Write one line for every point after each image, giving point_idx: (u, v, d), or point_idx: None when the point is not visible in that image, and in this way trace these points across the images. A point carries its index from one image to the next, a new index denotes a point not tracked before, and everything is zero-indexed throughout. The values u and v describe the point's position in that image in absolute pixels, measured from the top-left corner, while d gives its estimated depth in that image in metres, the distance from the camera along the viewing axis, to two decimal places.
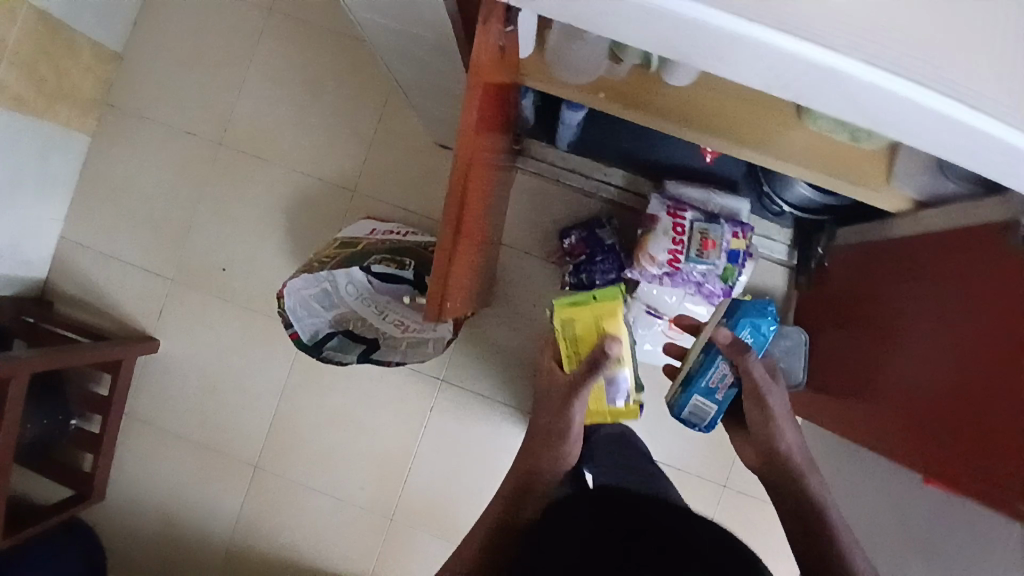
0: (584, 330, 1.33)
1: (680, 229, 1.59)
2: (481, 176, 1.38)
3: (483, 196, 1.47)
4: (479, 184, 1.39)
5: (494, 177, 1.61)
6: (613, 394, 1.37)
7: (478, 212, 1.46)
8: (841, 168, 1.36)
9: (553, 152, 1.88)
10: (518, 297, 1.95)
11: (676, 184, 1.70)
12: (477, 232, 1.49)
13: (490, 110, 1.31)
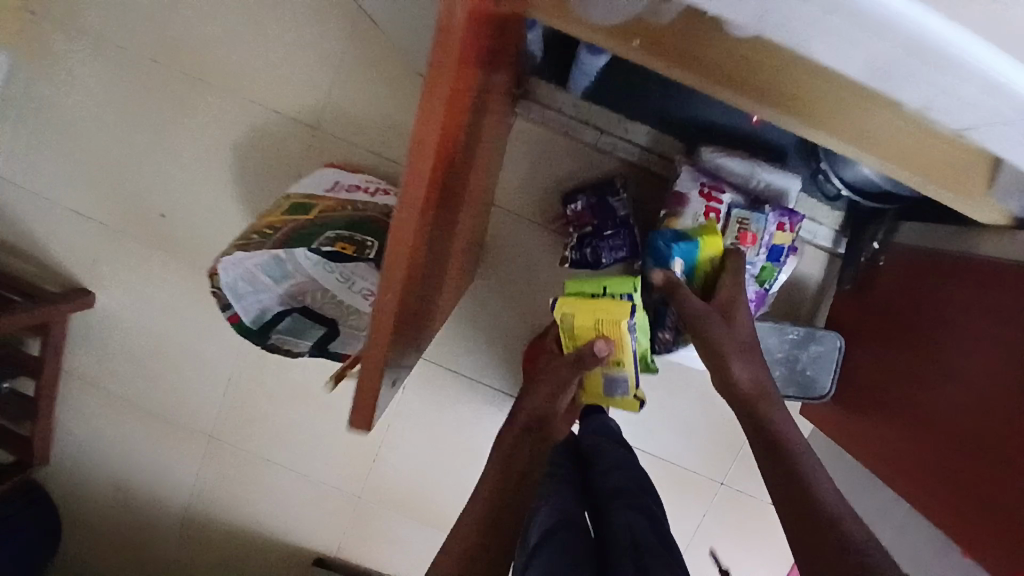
0: (585, 331, 1.29)
1: (713, 215, 1.29)
2: (452, 169, 1.02)
3: (454, 186, 1.11)
4: (450, 180, 1.02)
5: (477, 149, 1.25)
6: (609, 384, 1.37)
7: (448, 207, 1.11)
8: (924, 164, 1.05)
9: (562, 97, 1.50)
10: (509, 268, 1.65)
11: (714, 152, 1.36)
12: (445, 232, 1.14)
13: (467, 78, 0.93)
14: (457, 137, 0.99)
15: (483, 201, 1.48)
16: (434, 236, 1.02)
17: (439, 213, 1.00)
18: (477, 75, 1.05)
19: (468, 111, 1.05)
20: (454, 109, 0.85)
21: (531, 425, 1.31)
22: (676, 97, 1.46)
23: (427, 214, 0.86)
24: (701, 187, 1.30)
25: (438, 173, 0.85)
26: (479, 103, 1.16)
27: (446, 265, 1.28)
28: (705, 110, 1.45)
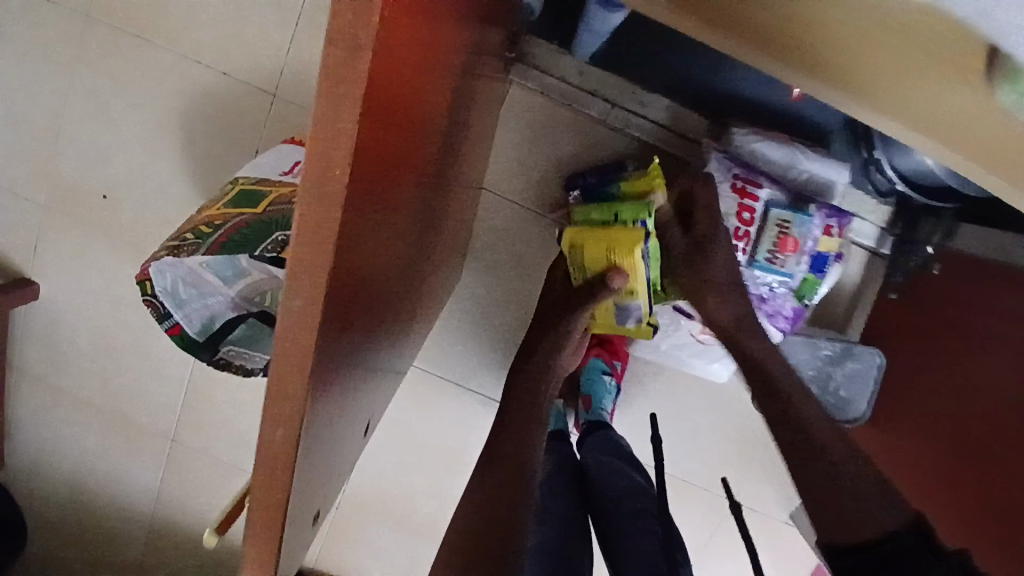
0: (595, 260, 1.08)
1: (747, 215, 1.08)
2: (404, 196, 0.68)
3: (412, 208, 0.78)
4: (402, 211, 0.69)
5: (448, 148, 0.92)
6: (622, 317, 1.17)
7: (404, 239, 0.78)
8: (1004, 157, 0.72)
9: (566, 60, 1.24)
10: (498, 261, 1.42)
11: (750, 134, 1.12)
12: (401, 268, 0.83)
13: (416, 63, 0.57)
14: (411, 152, 0.64)
15: (472, 184, 1.23)
16: (380, 290, 0.71)
17: (386, 263, 0.68)
18: (457, 33, 0.81)
19: (447, 82, 0.81)
20: (389, 133, 0.50)
21: (537, 379, 1.09)
22: (704, 60, 1.21)
23: (349, 305, 0.53)
24: (733, 180, 1.08)
25: (363, 241, 0.51)
26: (462, 66, 0.91)
27: (409, 296, 0.98)
28: (735, 79, 1.21)
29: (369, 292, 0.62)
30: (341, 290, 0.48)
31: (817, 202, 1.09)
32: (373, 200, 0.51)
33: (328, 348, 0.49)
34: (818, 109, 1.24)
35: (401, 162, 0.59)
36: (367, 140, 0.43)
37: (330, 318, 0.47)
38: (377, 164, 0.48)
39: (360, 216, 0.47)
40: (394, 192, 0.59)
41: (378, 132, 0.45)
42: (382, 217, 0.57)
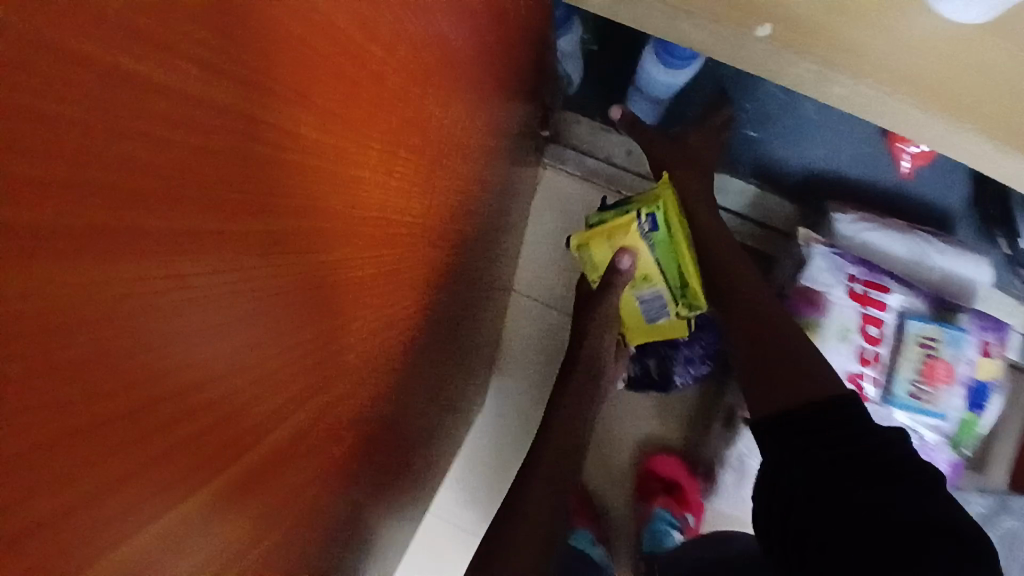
0: (601, 254, 0.81)
1: (874, 333, 0.79)
2: (377, 300, 0.47)
3: (409, 312, 0.56)
4: (379, 312, 0.48)
5: (458, 239, 0.66)
6: (650, 313, 0.84)
7: (398, 350, 0.56)
8: None
9: (609, 139, 1.01)
10: (530, 381, 1.09)
11: (859, 221, 0.84)
12: (394, 399, 0.59)
13: (347, 135, 0.36)
14: (376, 241, 0.43)
15: (499, 287, 0.98)
16: (348, 421, 0.50)
17: (351, 388, 0.48)
18: (457, 84, 0.55)
19: (440, 156, 0.54)
20: (274, 225, 0.31)
21: (580, 396, 0.86)
22: (783, 127, 0.94)
23: (300, 422, 0.41)
24: (851, 281, 0.80)
25: (233, 380, 0.31)
26: (475, 142, 0.66)
27: (416, 427, 0.72)
28: (824, 150, 0.94)
29: (307, 429, 0.42)
30: (150, 478, 0.28)
31: (963, 308, 0.81)
32: (248, 320, 0.30)
33: (246, 487, 0.37)
34: (943, 186, 0.94)
35: (344, 259, 0.39)
36: (154, 255, 0.23)
37: (231, 458, 0.34)
38: (240, 272, 0.29)
39: (189, 360, 0.27)
40: (337, 298, 0.40)
41: (213, 232, 0.26)
42: (303, 333, 0.37)
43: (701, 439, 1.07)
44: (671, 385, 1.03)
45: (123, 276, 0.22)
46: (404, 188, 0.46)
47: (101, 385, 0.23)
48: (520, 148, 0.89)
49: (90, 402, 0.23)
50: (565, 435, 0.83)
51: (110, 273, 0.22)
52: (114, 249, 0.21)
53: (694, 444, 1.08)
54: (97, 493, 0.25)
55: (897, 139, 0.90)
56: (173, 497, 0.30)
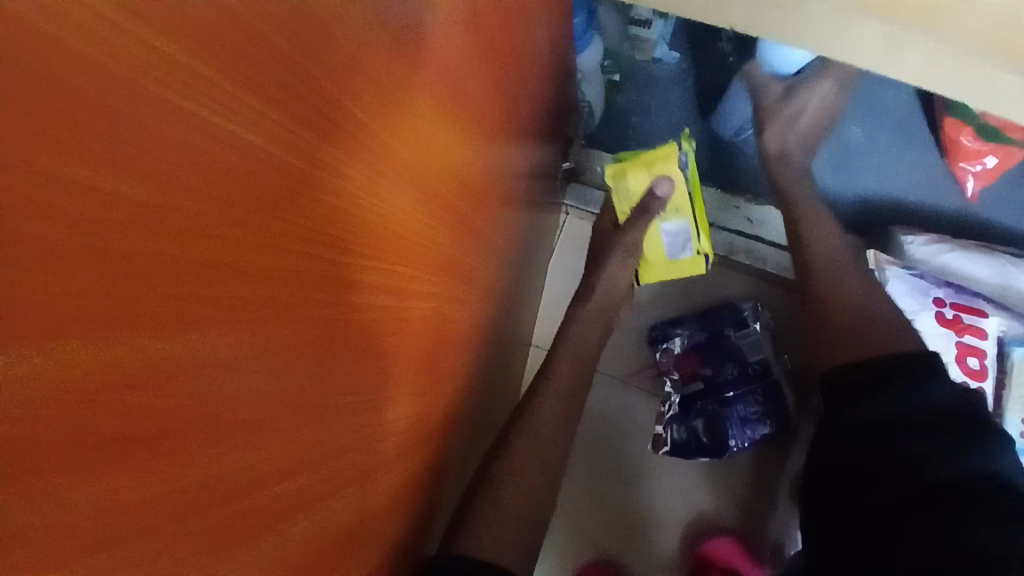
0: (640, 184, 0.77)
1: (977, 369, 0.67)
2: (384, 314, 0.39)
3: (417, 341, 0.46)
4: (387, 329, 0.40)
5: (475, 262, 0.56)
6: (675, 246, 0.81)
7: (406, 390, 0.45)
8: None
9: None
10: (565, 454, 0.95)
11: (932, 243, 0.74)
12: (399, 458, 0.46)
13: (329, 83, 0.28)
14: (376, 237, 0.36)
15: (522, 342, 0.86)
16: (345, 469, 0.38)
17: (354, 416, 0.38)
18: (474, 68, 0.48)
19: (450, 149, 0.46)
20: (289, 165, 0.27)
21: (580, 345, 0.76)
22: (833, 150, 0.87)
23: (303, 412, 0.32)
24: (939, 306, 0.69)
25: (242, 333, 0.26)
26: (495, 150, 0.57)
27: (440, 501, 0.57)
28: (876, 175, 0.86)
29: (303, 453, 0.33)
30: (154, 427, 0.22)
31: None
32: (254, 262, 0.26)
33: (242, 505, 0.29)
34: (1015, 205, 0.84)
35: (348, 246, 0.33)
36: (163, 132, 0.20)
37: (234, 446, 0.27)
38: (251, 201, 0.25)
39: (197, 284, 0.23)
40: (338, 290, 0.33)
41: (229, 144, 0.23)
42: (305, 313, 0.30)
43: (763, 519, 0.90)
44: (726, 450, 0.88)
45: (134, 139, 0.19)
46: (406, 182, 0.39)
47: (112, 266, 0.19)
48: (546, 181, 0.80)
49: (95, 284, 0.18)
50: (560, 396, 0.70)
51: (78, 98, 0.17)
52: (92, 97, 0.17)
53: (755, 524, 0.90)
54: (88, 426, 0.19)
55: (959, 158, 0.80)
56: (169, 475, 0.23)
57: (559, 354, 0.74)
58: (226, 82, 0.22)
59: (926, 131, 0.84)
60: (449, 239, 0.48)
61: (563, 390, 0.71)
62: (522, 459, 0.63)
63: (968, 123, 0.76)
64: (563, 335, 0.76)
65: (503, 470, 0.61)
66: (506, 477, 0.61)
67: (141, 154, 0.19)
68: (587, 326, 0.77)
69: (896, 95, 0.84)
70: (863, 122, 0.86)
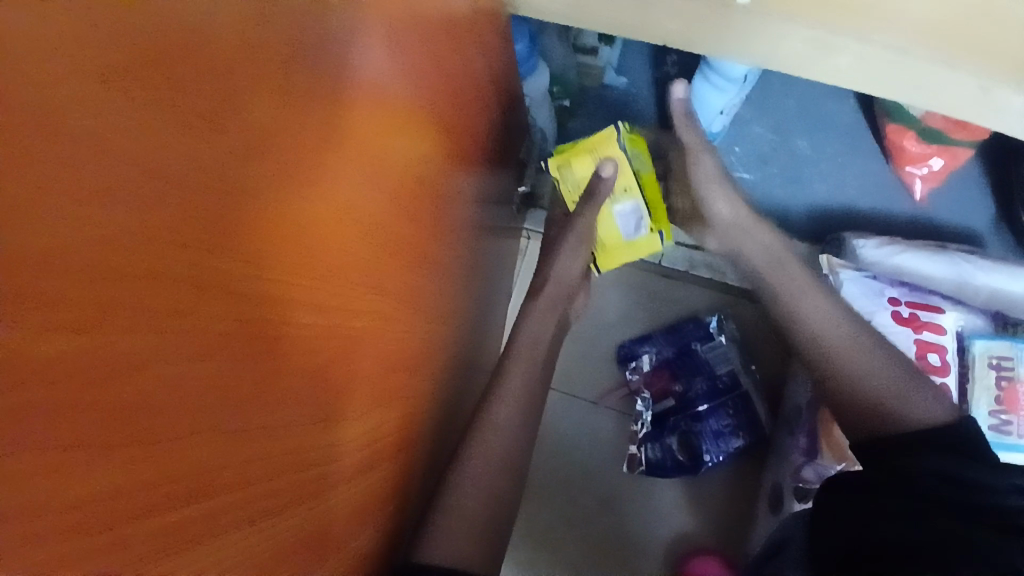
0: (586, 170, 0.79)
1: (940, 365, 0.67)
2: (332, 330, 0.38)
3: (365, 368, 0.44)
4: (331, 349, 0.38)
5: (431, 284, 0.55)
6: (629, 227, 0.81)
7: (353, 415, 0.43)
8: None
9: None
10: (538, 481, 0.92)
11: (884, 245, 0.76)
12: (343, 488, 0.44)
13: (239, 100, 0.27)
14: (312, 259, 0.35)
15: (488, 368, 0.84)
16: (290, 490, 0.37)
17: (301, 434, 0.37)
18: (423, 89, 0.48)
19: (399, 170, 0.45)
20: (223, 189, 0.27)
21: (533, 350, 0.74)
22: (783, 161, 0.89)
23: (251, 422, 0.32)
24: (894, 305, 0.70)
25: (186, 362, 0.26)
26: (449, 171, 0.57)
27: (392, 536, 0.54)
28: (826, 185, 0.89)
29: (253, 471, 0.33)
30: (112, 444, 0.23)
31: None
32: (192, 289, 0.26)
33: (197, 532, 0.29)
34: (961, 208, 0.88)
35: (293, 264, 0.33)
36: (84, 167, 0.20)
37: (184, 475, 0.27)
38: (196, 232, 0.25)
39: (136, 318, 0.23)
40: (287, 305, 0.33)
41: (161, 173, 0.23)
42: (248, 335, 0.30)
43: (742, 532, 0.88)
44: (702, 466, 0.87)
45: (57, 178, 0.19)
46: (348, 204, 0.38)
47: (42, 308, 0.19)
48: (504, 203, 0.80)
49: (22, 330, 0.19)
50: (516, 408, 0.67)
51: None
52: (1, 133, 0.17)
53: (736, 539, 0.88)
54: (28, 471, 0.20)
55: (905, 162, 0.84)
56: (117, 513, 0.23)
57: (510, 358, 0.72)
58: (118, 100, 0.21)
59: (871, 142, 0.89)
60: (400, 261, 0.47)
61: (523, 402, 0.68)
62: (482, 482, 0.61)
63: (911, 127, 0.80)
64: (516, 338, 0.74)
65: (463, 501, 0.59)
66: (463, 505, 0.59)
67: (64, 191, 0.19)
68: (545, 334, 0.77)
69: (840, 108, 0.89)
70: (809, 133, 0.89)
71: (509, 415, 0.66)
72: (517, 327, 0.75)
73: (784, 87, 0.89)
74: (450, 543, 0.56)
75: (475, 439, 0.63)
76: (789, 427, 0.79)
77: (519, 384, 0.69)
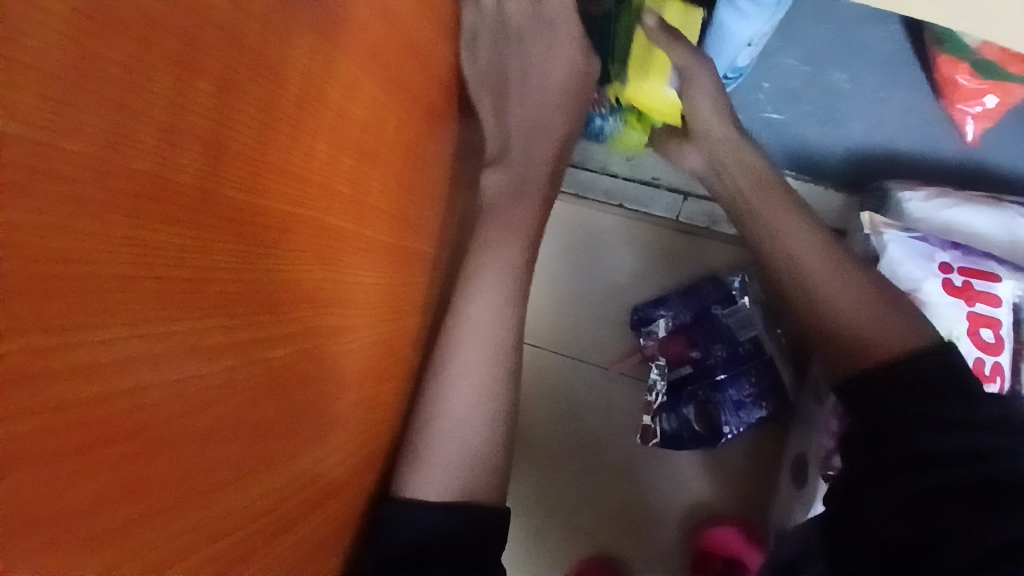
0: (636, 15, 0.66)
1: (995, 342, 0.60)
2: (315, 319, 0.36)
3: (346, 370, 0.40)
4: (311, 344, 0.35)
5: (412, 269, 0.49)
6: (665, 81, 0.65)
7: (336, 421, 0.40)
8: None
9: (604, 180, 0.87)
10: (547, 450, 0.88)
11: (934, 199, 0.67)
12: (337, 498, 0.42)
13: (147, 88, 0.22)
14: (283, 246, 0.32)
15: None
16: (282, 517, 0.36)
17: (298, 461, 0.36)
18: (394, 45, 0.40)
19: (365, 144, 0.38)
20: (215, 237, 0.27)
21: (529, 222, 0.55)
22: (817, 100, 0.78)
23: (241, 410, 0.30)
24: (947, 272, 0.61)
25: (188, 412, 0.26)
26: (431, 136, 0.49)
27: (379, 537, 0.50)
28: (864, 124, 0.79)
29: (246, 489, 0.32)
30: (89, 419, 0.22)
31: None
32: (191, 335, 0.26)
33: (196, 536, 0.29)
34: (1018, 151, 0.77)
35: (282, 308, 0.32)
36: (0, 204, 0.18)
37: (191, 512, 0.28)
38: (172, 212, 0.24)
39: (120, 338, 0.23)
40: (273, 293, 0.31)
41: (125, 171, 0.22)
42: (249, 378, 0.30)
43: (765, 502, 0.84)
44: (722, 438, 0.82)
45: (37, 227, 0.19)
46: (303, 178, 0.32)
47: (28, 374, 0.19)
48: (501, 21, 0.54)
49: (29, 338, 0.19)
50: (509, 303, 0.52)
51: None
52: None
53: (758, 509, 0.85)
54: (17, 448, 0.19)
55: (957, 99, 0.73)
56: (120, 546, 0.24)
57: (486, 225, 0.54)
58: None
59: (917, 71, 0.76)
60: (373, 247, 0.41)
61: (517, 298, 0.53)
62: (472, 404, 0.49)
63: (965, 58, 0.69)
64: (494, 206, 0.55)
65: (451, 429, 0.48)
66: (453, 434, 0.48)
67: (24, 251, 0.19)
68: None
69: (880, 34, 0.75)
70: (844, 65, 0.76)
71: (502, 324, 0.51)
72: (490, 202, 0.55)
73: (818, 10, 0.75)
74: (445, 480, 0.47)
75: (446, 353, 0.50)
76: (817, 397, 0.73)
77: (506, 267, 0.53)
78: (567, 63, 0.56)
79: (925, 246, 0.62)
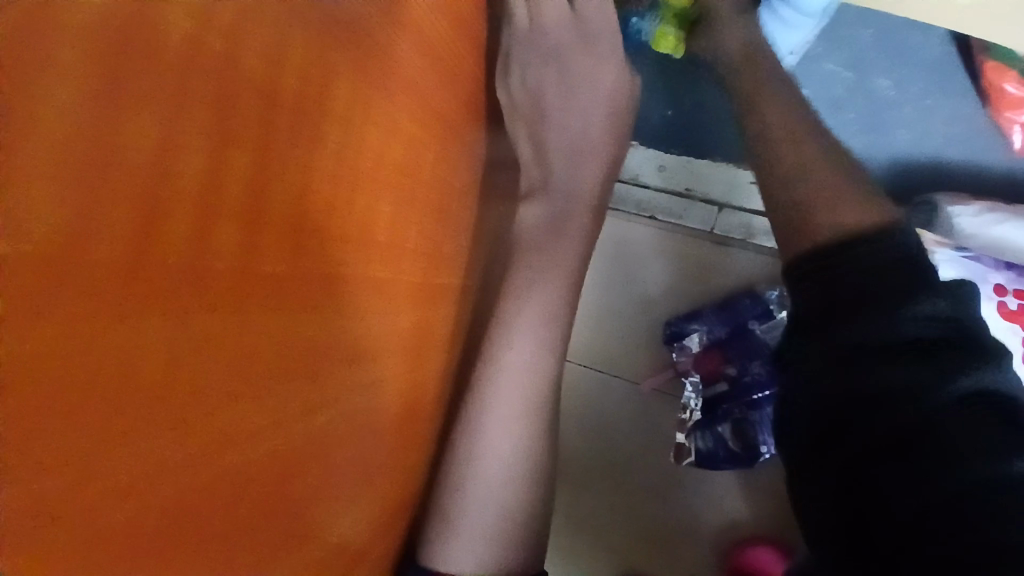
0: None
1: None
2: (349, 379, 0.35)
3: (378, 413, 0.40)
4: (344, 405, 0.35)
5: (444, 300, 0.49)
6: None
7: (369, 468, 0.40)
8: None
9: (636, 191, 0.85)
10: (575, 467, 0.87)
11: (986, 213, 0.64)
12: (367, 541, 0.42)
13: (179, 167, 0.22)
14: (316, 313, 0.31)
15: None
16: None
17: (329, 522, 0.36)
18: (429, 80, 0.40)
19: (400, 185, 0.38)
20: (248, 315, 0.27)
21: (569, 262, 0.52)
22: (862, 108, 0.76)
23: (272, 480, 0.30)
24: (1000, 295, 0.58)
25: (215, 499, 0.27)
26: (464, 164, 0.49)
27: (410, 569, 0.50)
28: (910, 132, 0.76)
29: (275, 554, 0.32)
30: (119, 514, 0.22)
31: None
32: (224, 416, 0.26)
33: None
34: None
35: (311, 380, 0.32)
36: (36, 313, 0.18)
37: None
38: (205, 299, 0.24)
39: (154, 431, 0.23)
40: (306, 360, 0.31)
41: (157, 267, 0.22)
42: (281, 446, 0.31)
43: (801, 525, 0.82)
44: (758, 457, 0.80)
45: (72, 339, 0.19)
46: (331, 234, 0.31)
47: (39, 505, 0.19)
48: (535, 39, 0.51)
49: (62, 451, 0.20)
50: (545, 348, 0.50)
51: None
52: None
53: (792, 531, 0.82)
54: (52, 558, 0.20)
55: (1003, 108, 0.70)
56: None
57: (522, 265, 0.51)
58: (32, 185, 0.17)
59: (964, 79, 0.73)
60: (407, 283, 0.41)
61: (556, 345, 0.51)
62: (503, 460, 0.48)
63: (1013, 66, 0.66)
64: (532, 244, 0.52)
65: (485, 483, 0.48)
66: (485, 483, 0.48)
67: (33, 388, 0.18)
68: None
69: (929, 38, 0.72)
70: (890, 71, 0.74)
71: (540, 370, 0.50)
72: (526, 237, 0.52)
73: (862, 15, 0.72)
74: (479, 550, 0.47)
75: (480, 402, 0.49)
76: None
77: (545, 311, 0.50)
78: (599, 90, 0.54)
79: (980, 267, 0.60)
